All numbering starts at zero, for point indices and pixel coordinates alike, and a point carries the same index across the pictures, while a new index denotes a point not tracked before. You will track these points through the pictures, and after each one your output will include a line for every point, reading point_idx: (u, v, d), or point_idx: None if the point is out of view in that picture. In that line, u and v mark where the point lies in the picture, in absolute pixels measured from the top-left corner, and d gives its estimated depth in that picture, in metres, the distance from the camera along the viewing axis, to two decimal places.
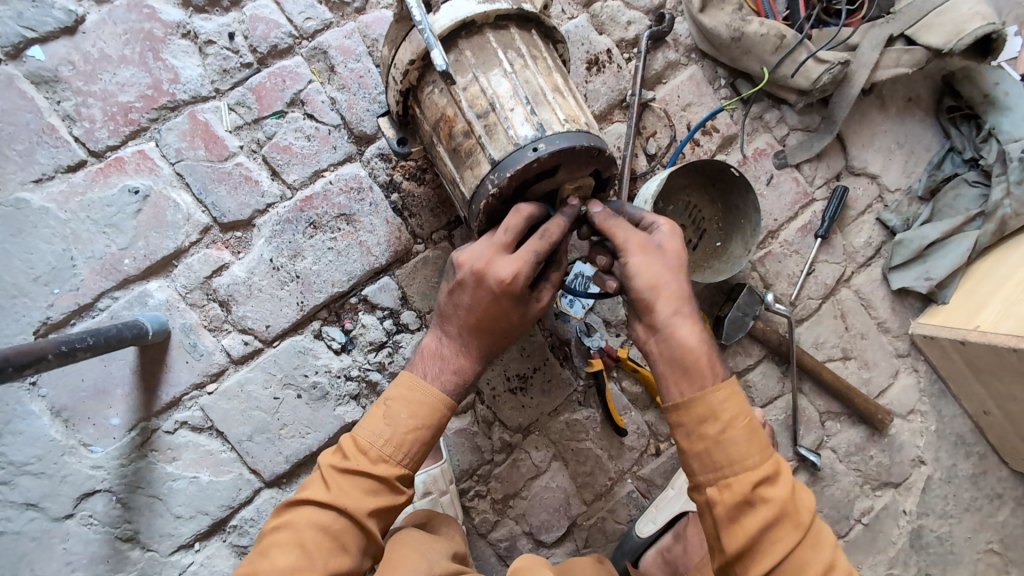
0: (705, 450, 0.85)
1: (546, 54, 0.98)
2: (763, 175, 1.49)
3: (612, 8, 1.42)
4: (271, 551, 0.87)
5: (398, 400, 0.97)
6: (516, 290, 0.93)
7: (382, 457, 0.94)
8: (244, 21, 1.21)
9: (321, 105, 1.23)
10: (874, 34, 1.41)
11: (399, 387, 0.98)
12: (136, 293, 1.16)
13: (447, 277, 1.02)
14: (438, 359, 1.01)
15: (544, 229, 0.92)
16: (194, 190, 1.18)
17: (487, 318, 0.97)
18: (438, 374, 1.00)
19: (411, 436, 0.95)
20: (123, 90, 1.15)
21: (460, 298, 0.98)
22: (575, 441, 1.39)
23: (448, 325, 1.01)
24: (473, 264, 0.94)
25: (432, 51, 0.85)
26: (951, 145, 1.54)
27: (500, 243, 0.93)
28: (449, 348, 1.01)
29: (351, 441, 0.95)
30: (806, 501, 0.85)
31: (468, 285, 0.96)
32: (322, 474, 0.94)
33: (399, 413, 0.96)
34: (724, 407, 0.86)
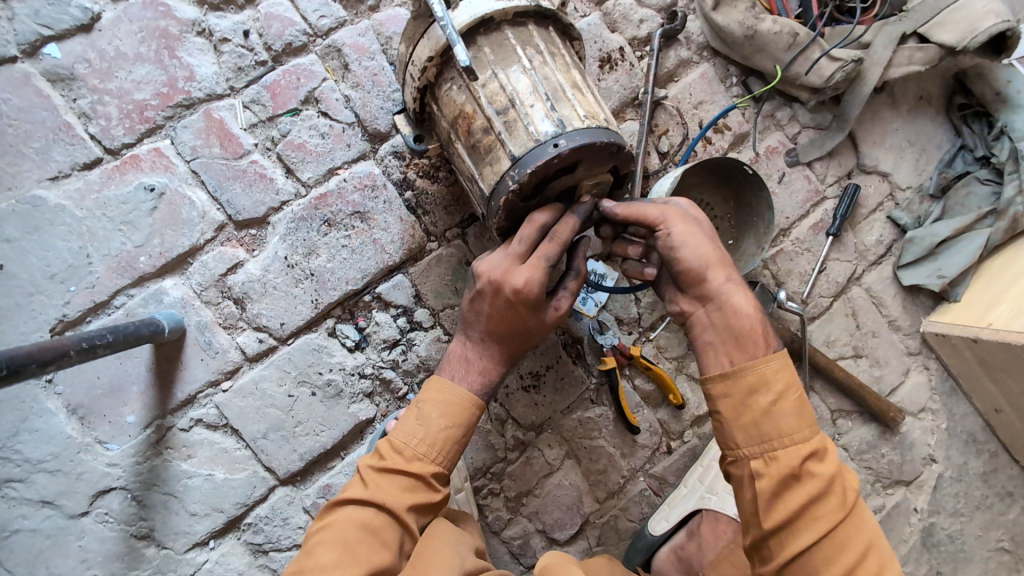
0: (751, 420, 0.86)
1: (564, 51, 0.98)
2: (775, 173, 1.49)
3: (624, 6, 1.42)
4: (315, 549, 0.87)
5: (429, 401, 0.98)
6: (532, 296, 0.94)
7: (418, 455, 0.95)
8: (258, 19, 1.21)
9: (335, 103, 1.23)
10: (887, 32, 1.41)
11: (430, 390, 0.99)
12: (151, 291, 1.16)
13: (468, 286, 1.04)
14: (462, 364, 1.02)
15: (555, 235, 0.93)
16: (209, 188, 1.18)
17: (506, 325, 0.98)
18: (465, 374, 1.01)
19: (445, 435, 0.96)
20: (138, 88, 1.15)
21: (480, 306, 0.99)
22: (587, 439, 1.39)
23: (470, 330, 1.03)
24: (490, 274, 0.96)
25: (454, 46, 0.86)
26: (962, 143, 1.54)
27: (515, 253, 0.95)
28: (470, 352, 1.03)
29: (387, 441, 0.96)
30: (850, 481, 0.87)
31: (486, 293, 0.97)
32: (360, 475, 0.95)
33: (431, 413, 0.97)
34: (775, 378, 0.88)
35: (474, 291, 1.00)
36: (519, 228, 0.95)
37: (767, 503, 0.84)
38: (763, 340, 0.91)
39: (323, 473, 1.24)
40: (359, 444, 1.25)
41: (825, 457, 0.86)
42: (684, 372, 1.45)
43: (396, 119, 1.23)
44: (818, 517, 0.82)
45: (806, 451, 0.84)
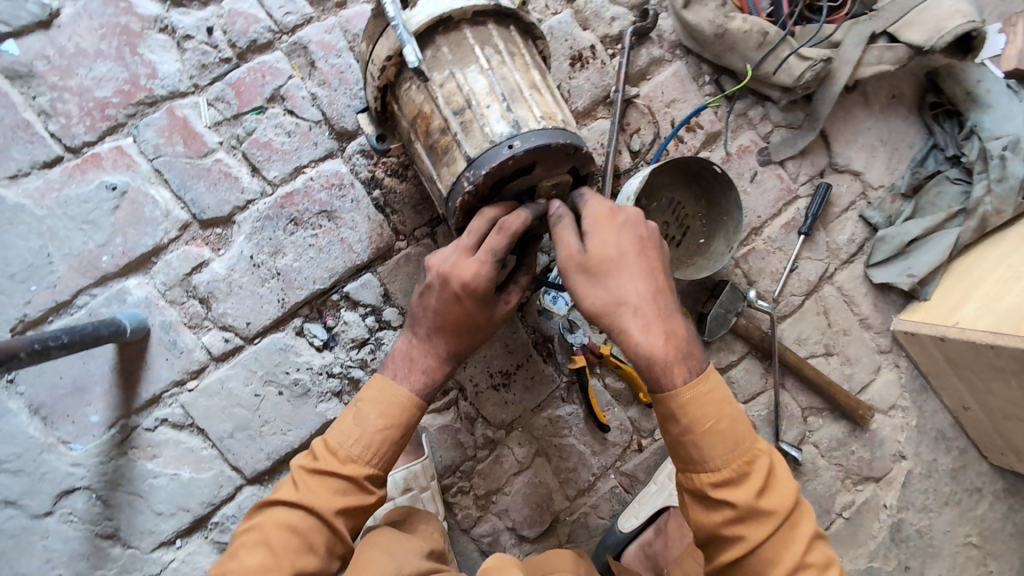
0: (671, 444, 0.89)
1: (524, 51, 0.97)
2: (747, 172, 1.49)
3: (596, 3, 1.41)
4: (239, 552, 0.87)
5: (367, 399, 0.97)
6: (480, 290, 0.94)
7: (350, 456, 0.94)
8: (222, 16, 1.19)
9: (301, 101, 1.23)
10: (857, 32, 1.38)
11: (371, 388, 0.99)
12: (114, 290, 1.15)
13: (419, 279, 1.04)
14: (410, 362, 1.02)
15: (501, 224, 0.91)
16: (173, 186, 1.17)
17: (453, 320, 0.98)
18: (407, 373, 1.01)
19: (380, 436, 0.95)
20: (99, 85, 1.13)
21: (427, 300, 0.99)
22: (557, 437, 1.40)
23: (419, 326, 1.02)
24: (440, 267, 0.96)
25: (404, 46, 0.86)
26: (934, 142, 1.54)
27: (464, 246, 0.94)
28: (418, 347, 1.02)
29: (320, 442, 0.96)
30: (778, 499, 0.85)
31: (435, 287, 0.97)
32: (293, 476, 0.94)
33: (368, 413, 0.96)
34: (693, 408, 0.87)
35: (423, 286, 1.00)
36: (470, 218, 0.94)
37: (690, 515, 0.89)
38: (678, 369, 0.88)
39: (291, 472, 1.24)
40: None
41: (744, 481, 0.85)
42: None
43: (358, 117, 1.17)
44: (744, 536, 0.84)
45: (729, 475, 0.85)
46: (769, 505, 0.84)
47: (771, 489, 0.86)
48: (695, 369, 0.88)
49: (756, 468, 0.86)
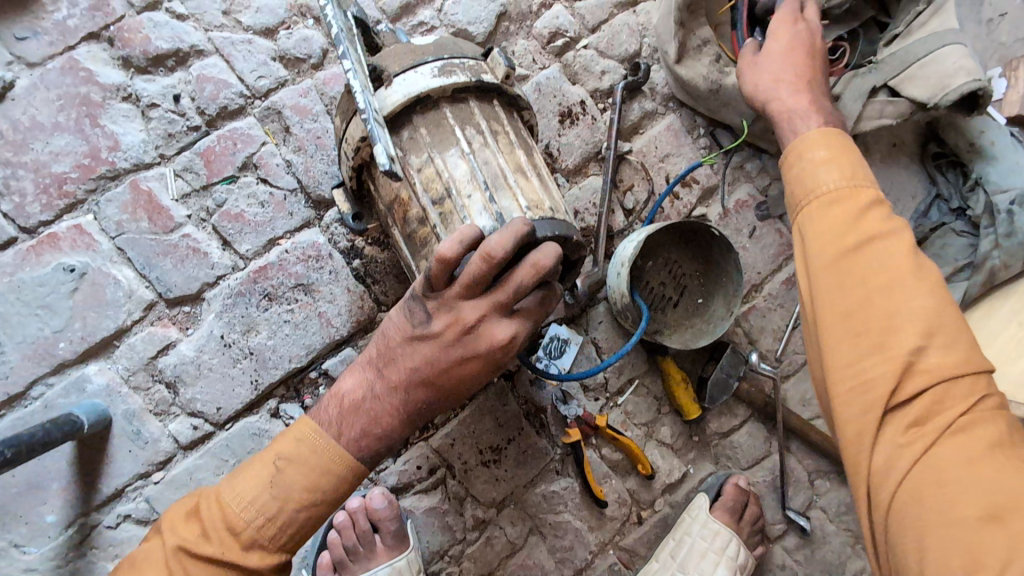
0: (817, 231, 0.80)
1: (509, 128, 0.91)
2: (745, 228, 1.43)
3: (586, 57, 1.35)
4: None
5: (294, 463, 0.83)
6: (502, 357, 0.84)
7: (255, 539, 0.81)
8: (190, 82, 1.12)
9: (275, 169, 1.16)
10: (856, 85, 1.31)
11: (303, 449, 0.83)
12: (73, 379, 1.07)
13: (409, 310, 0.85)
14: (372, 422, 0.85)
15: (534, 259, 0.78)
16: (137, 265, 1.09)
17: (448, 380, 0.84)
18: (359, 434, 0.85)
19: (302, 516, 0.83)
20: (57, 160, 1.06)
21: (416, 349, 0.84)
22: (552, 514, 1.32)
23: (393, 376, 0.85)
24: (468, 318, 0.81)
25: (375, 144, 0.71)
26: (937, 192, 1.49)
27: (501, 301, 0.80)
28: (384, 408, 0.85)
29: (218, 516, 0.82)
30: (926, 351, 0.70)
31: (447, 338, 0.82)
32: (169, 557, 0.81)
33: (292, 484, 0.82)
34: (834, 212, 0.80)
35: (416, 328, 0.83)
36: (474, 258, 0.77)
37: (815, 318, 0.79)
38: (854, 201, 0.80)
39: None
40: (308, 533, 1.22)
41: (886, 314, 0.73)
42: (654, 438, 1.41)
43: (334, 193, 1.02)
44: (866, 349, 0.73)
45: (869, 283, 0.75)
46: (904, 347, 0.71)
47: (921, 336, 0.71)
48: (870, 203, 0.80)
49: (954, 350, 0.71)
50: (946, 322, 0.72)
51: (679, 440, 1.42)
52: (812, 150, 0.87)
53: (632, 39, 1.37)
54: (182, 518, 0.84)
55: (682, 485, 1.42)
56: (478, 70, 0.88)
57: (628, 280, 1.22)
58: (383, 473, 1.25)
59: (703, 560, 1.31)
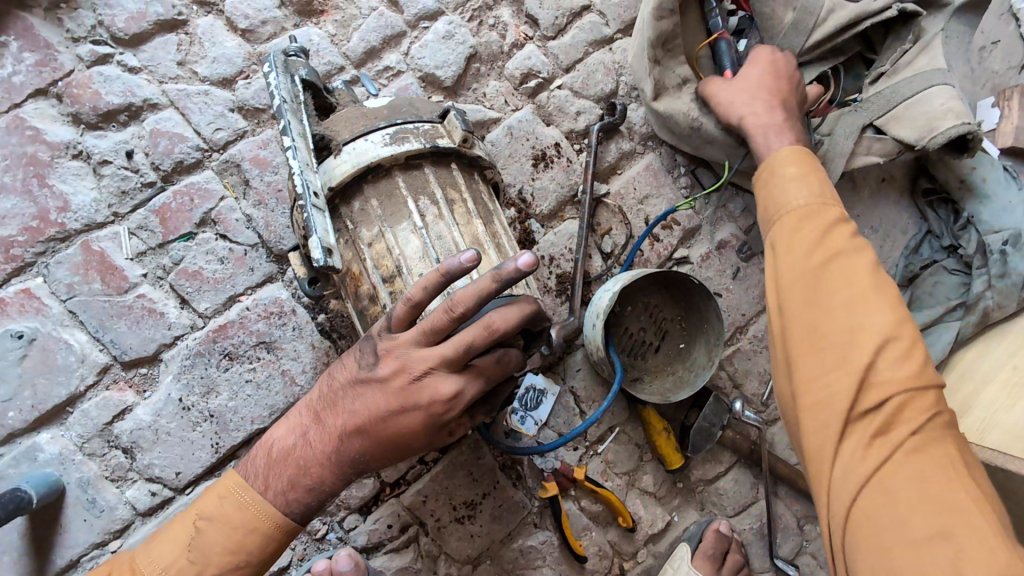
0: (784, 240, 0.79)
1: (467, 194, 0.86)
2: (729, 269, 1.38)
3: (560, 97, 1.30)
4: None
5: (215, 523, 0.73)
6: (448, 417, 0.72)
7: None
8: (143, 137, 1.08)
9: (234, 224, 1.12)
10: (845, 122, 1.26)
11: (224, 505, 0.74)
12: (24, 448, 1.03)
13: (359, 351, 0.75)
14: (300, 474, 0.74)
15: (489, 320, 0.68)
16: (90, 328, 1.05)
17: (387, 436, 0.73)
18: (285, 488, 0.74)
19: None
20: (3, 223, 1.02)
21: (355, 397, 0.74)
22: (530, 570, 1.28)
23: (330, 424, 0.75)
24: (414, 370, 0.70)
25: (312, 232, 0.73)
26: (928, 228, 1.44)
27: (452, 359, 0.69)
28: (315, 464, 0.74)
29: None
30: (886, 360, 0.67)
31: (389, 389, 0.71)
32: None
33: (210, 545, 0.73)
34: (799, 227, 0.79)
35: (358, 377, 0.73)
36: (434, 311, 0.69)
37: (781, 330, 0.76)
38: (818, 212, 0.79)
39: None
40: None
41: (848, 325, 0.70)
42: (636, 487, 1.36)
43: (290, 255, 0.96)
44: (824, 360, 0.70)
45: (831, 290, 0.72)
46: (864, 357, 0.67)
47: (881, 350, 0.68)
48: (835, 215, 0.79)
49: (901, 370, 0.67)
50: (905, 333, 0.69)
51: (663, 488, 1.37)
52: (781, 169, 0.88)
53: (608, 78, 1.32)
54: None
55: (666, 534, 1.38)
56: (434, 134, 0.84)
57: (603, 333, 1.17)
58: (353, 532, 1.21)
59: None
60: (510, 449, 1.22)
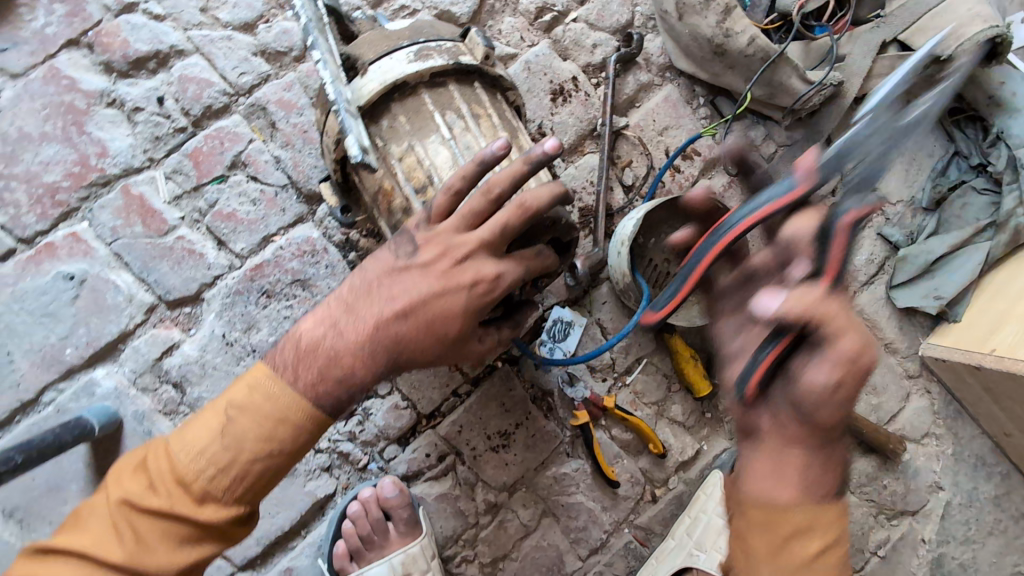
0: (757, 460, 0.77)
1: (492, 110, 0.87)
2: (752, 198, 1.38)
3: (576, 31, 1.30)
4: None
5: (247, 409, 0.66)
6: (490, 300, 0.72)
7: (209, 494, 0.66)
8: (172, 83, 1.11)
9: (264, 166, 1.15)
10: (865, 40, 1.23)
11: (256, 392, 0.66)
12: (82, 383, 1.09)
13: (393, 243, 0.73)
14: (330, 364, 0.67)
15: (523, 200, 0.70)
16: (134, 269, 1.10)
17: (427, 319, 0.69)
18: (315, 379, 0.66)
19: (260, 469, 0.67)
20: (46, 170, 1.06)
21: (393, 285, 0.70)
22: (564, 495, 1.33)
23: (364, 312, 0.69)
24: (456, 251, 0.70)
25: (347, 137, 0.76)
26: (956, 151, 1.41)
27: (492, 240, 0.70)
28: (348, 352, 0.67)
29: (164, 468, 0.66)
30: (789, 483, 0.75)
31: (433, 268, 0.69)
32: (113, 511, 0.65)
33: (245, 432, 0.65)
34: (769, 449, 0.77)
35: (395, 264, 0.70)
36: (470, 198, 0.72)
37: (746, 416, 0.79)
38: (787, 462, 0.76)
39: (284, 554, 1.21)
40: (321, 521, 1.23)
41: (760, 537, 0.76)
42: (666, 416, 1.38)
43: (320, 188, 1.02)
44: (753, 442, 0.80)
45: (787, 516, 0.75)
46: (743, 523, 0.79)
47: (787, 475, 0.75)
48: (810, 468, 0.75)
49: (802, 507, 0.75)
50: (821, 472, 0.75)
51: (691, 418, 1.39)
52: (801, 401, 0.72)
53: (624, 9, 1.32)
54: (129, 469, 0.69)
55: (697, 463, 1.40)
56: (457, 52, 0.85)
57: (628, 259, 1.18)
58: (393, 461, 1.26)
59: (721, 537, 1.26)
60: (542, 360, 1.22)
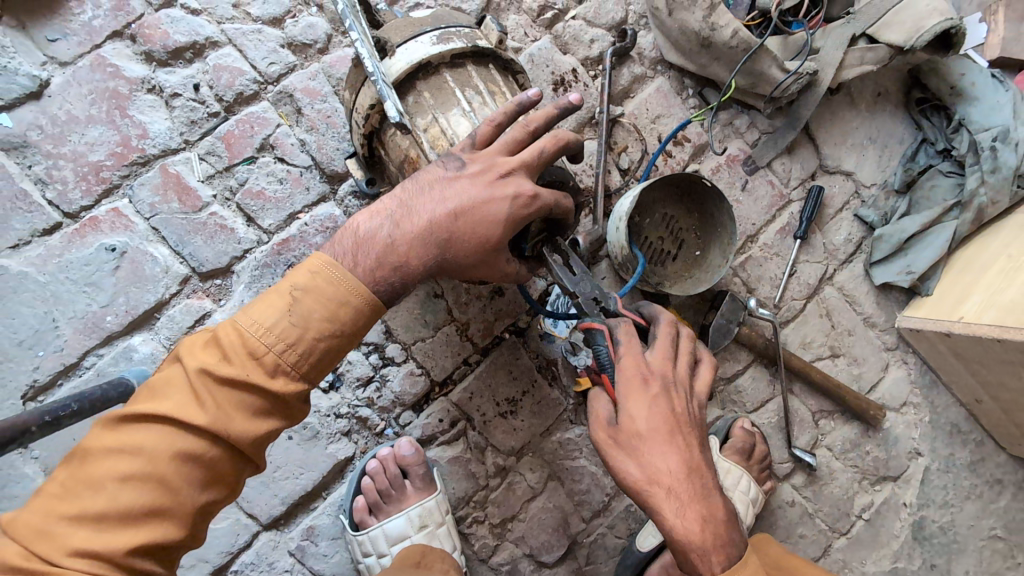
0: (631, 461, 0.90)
1: (505, 88, 0.99)
2: (738, 182, 1.49)
3: (574, 27, 1.42)
4: (110, 483, 0.65)
5: (313, 291, 0.74)
6: (529, 212, 0.83)
7: (281, 365, 0.72)
8: (207, 72, 1.21)
9: (290, 148, 1.25)
10: (836, 35, 1.36)
11: (321, 276, 0.75)
12: (120, 349, 1.17)
13: (441, 159, 0.84)
14: (387, 253, 0.78)
15: (557, 132, 0.87)
16: (171, 242, 1.19)
17: (472, 220, 0.81)
18: (374, 265, 0.78)
19: (325, 346, 0.75)
20: (92, 150, 1.15)
21: (443, 190, 0.82)
22: (569, 459, 1.40)
23: (416, 214, 0.80)
24: (502, 165, 0.83)
25: (386, 101, 0.85)
26: (923, 137, 1.54)
27: (532, 163, 0.84)
28: (402, 243, 0.79)
29: (238, 342, 0.72)
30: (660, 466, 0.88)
31: (484, 178, 0.82)
32: (191, 380, 0.70)
33: (312, 310, 0.74)
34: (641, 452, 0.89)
35: (446, 174, 0.82)
36: (509, 131, 0.87)
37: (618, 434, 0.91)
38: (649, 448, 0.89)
39: (306, 514, 1.29)
40: (341, 483, 1.31)
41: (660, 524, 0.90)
42: None
43: (346, 164, 1.22)
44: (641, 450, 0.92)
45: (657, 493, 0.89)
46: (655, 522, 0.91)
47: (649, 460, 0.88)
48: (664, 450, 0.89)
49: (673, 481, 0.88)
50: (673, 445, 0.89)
51: None
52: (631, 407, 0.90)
53: (618, 8, 1.44)
54: (200, 345, 0.74)
55: None
56: (474, 36, 0.96)
57: (626, 234, 1.26)
58: (408, 426, 1.34)
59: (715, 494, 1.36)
60: (551, 313, 1.18)
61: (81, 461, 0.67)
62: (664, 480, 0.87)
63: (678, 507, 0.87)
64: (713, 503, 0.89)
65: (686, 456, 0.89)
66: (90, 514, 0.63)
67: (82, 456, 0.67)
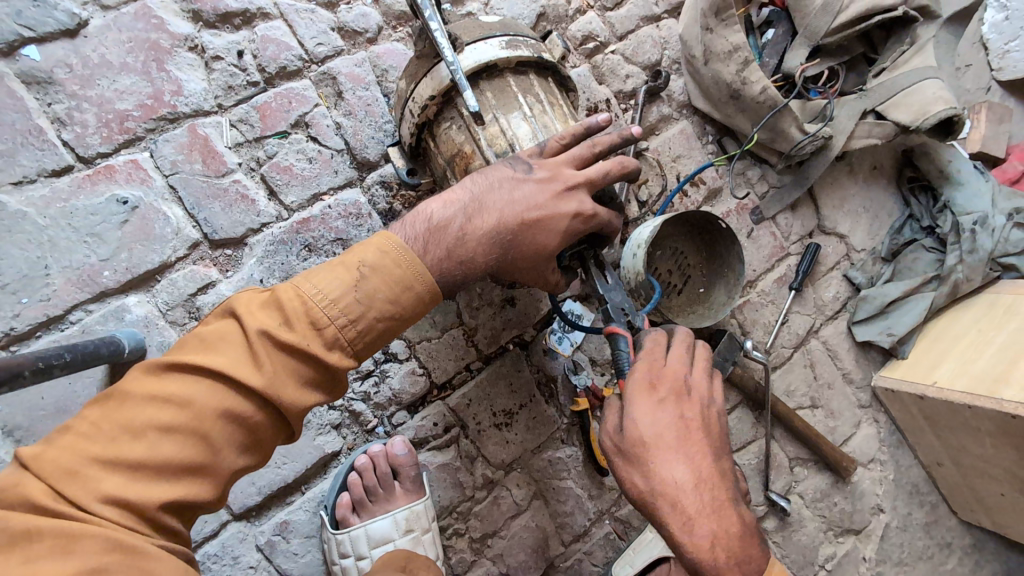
0: (636, 469, 0.90)
1: (561, 101, 1.03)
2: (744, 229, 1.57)
3: (612, 61, 1.48)
4: (150, 432, 0.66)
5: (380, 271, 0.78)
6: (584, 227, 0.90)
7: (338, 340, 0.76)
8: (254, 41, 1.19)
9: (325, 129, 1.23)
10: (849, 107, 1.48)
11: (388, 258, 0.79)
12: (113, 307, 1.10)
13: (511, 162, 0.89)
14: (457, 244, 0.84)
15: (621, 159, 0.93)
16: (186, 205, 1.14)
17: (535, 226, 0.86)
18: (442, 256, 0.83)
19: (381, 327, 0.79)
20: (120, 98, 1.11)
21: (512, 190, 0.86)
22: (556, 480, 1.38)
23: (485, 211, 0.85)
24: (568, 178, 0.89)
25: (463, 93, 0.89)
26: (910, 213, 1.67)
27: (594, 181, 0.91)
28: (472, 237, 0.84)
29: (302, 310, 0.75)
30: (668, 474, 0.88)
31: (550, 188, 0.87)
32: (248, 341, 0.72)
33: (376, 290, 0.78)
34: (649, 461, 0.89)
35: (516, 176, 0.87)
36: (573, 147, 0.92)
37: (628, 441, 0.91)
38: (659, 456, 0.89)
39: (281, 508, 1.22)
40: (323, 479, 1.26)
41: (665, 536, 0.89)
42: None
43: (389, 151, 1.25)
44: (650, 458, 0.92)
45: (661, 503, 0.88)
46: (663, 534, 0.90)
47: (655, 467, 0.88)
48: (670, 458, 0.89)
49: (683, 489, 0.87)
50: (683, 454, 0.89)
51: None
52: (641, 417, 0.90)
53: (655, 50, 1.52)
54: (257, 306, 0.76)
55: None
56: (540, 48, 1.00)
57: (643, 261, 1.24)
58: (401, 426, 1.30)
59: None
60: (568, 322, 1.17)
61: (120, 404, 0.68)
62: (669, 493, 0.87)
63: (686, 521, 0.87)
64: (725, 517, 0.88)
65: (694, 466, 0.89)
66: (130, 462, 0.65)
67: (121, 399, 0.68)
